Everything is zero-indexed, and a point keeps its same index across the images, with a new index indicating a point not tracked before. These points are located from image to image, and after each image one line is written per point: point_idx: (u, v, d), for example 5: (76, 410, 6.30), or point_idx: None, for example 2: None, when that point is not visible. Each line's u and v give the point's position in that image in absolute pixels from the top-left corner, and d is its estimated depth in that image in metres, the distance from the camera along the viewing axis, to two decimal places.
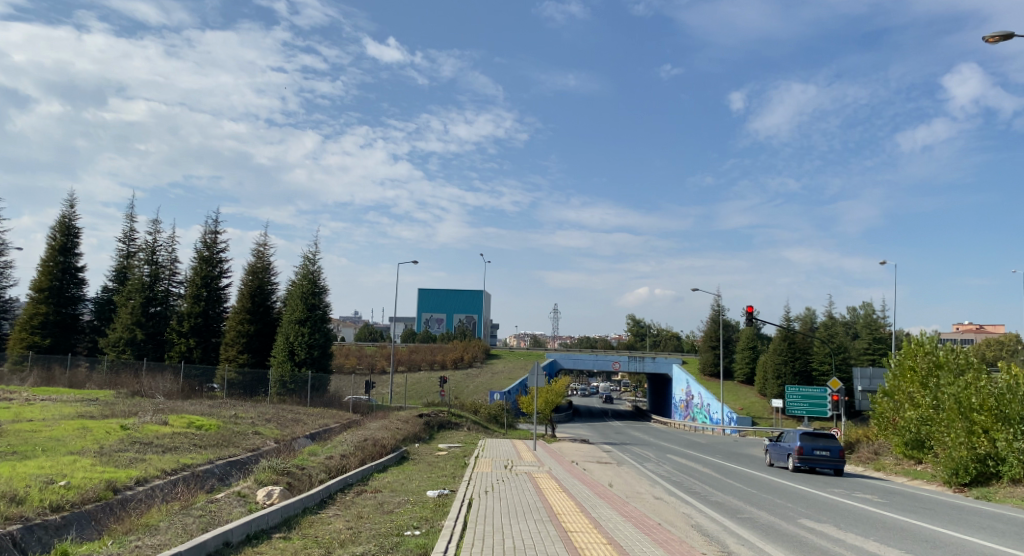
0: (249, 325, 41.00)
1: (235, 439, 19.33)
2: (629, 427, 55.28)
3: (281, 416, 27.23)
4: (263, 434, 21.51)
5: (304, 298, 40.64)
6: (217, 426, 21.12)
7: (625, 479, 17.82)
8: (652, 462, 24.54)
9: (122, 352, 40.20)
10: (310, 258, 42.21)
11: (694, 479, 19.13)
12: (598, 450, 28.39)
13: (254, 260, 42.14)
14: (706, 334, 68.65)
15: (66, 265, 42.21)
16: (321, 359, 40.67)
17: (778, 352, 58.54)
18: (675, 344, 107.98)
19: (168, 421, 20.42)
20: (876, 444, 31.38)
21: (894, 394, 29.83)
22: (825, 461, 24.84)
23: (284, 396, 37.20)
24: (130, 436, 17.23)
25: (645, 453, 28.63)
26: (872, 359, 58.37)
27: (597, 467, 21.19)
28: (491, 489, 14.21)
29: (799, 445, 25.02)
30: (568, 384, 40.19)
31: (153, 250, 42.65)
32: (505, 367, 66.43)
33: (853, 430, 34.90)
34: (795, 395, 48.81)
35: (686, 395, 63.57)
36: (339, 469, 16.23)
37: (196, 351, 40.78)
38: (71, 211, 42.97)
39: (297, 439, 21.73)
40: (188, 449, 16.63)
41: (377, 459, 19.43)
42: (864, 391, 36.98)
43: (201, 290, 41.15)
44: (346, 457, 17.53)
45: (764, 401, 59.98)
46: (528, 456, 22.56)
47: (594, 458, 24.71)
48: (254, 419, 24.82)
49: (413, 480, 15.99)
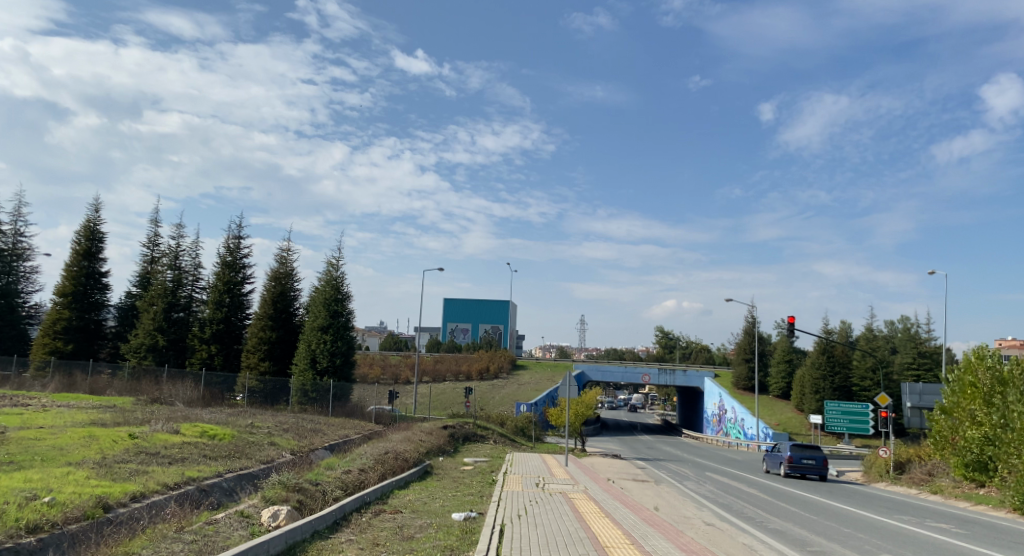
0: (272, 331, 40.12)
1: (249, 450, 18.18)
2: (660, 442, 53.52)
3: (300, 426, 26.07)
4: (279, 444, 20.34)
5: (327, 304, 39.72)
6: (231, 436, 19.99)
7: (670, 501, 16.34)
8: (692, 481, 22.94)
9: (143, 358, 39.42)
10: (334, 264, 41.24)
11: (743, 502, 17.64)
12: (632, 467, 26.87)
13: (277, 266, 41.25)
14: (740, 347, 66.52)
15: (90, 270, 41.66)
16: (344, 367, 39.54)
17: (816, 366, 56.34)
18: (705, 357, 105.46)
19: (180, 430, 19.31)
20: (930, 465, 29.65)
21: (953, 411, 28.02)
22: (811, 467, 29.48)
23: (305, 405, 36.16)
24: (137, 446, 16.11)
25: (682, 471, 27.03)
26: (917, 375, 55.73)
27: (634, 486, 19.72)
28: (525, 512, 12.88)
29: (790, 455, 28.80)
30: (598, 397, 38.74)
31: (176, 256, 42.01)
32: (532, 378, 65.00)
33: (903, 449, 33.08)
34: (835, 411, 46.73)
35: (719, 410, 61.60)
36: (357, 486, 14.94)
37: (217, 357, 39.88)
38: (95, 215, 42.47)
39: (315, 451, 20.51)
40: (197, 461, 15.48)
41: (398, 473, 18.12)
42: (914, 408, 35.05)
43: (224, 296, 40.38)
44: (364, 472, 16.27)
45: (801, 416, 57.87)
46: (560, 473, 21.13)
47: (630, 475, 23.22)
48: (272, 428, 23.69)
49: (437, 499, 14.65)
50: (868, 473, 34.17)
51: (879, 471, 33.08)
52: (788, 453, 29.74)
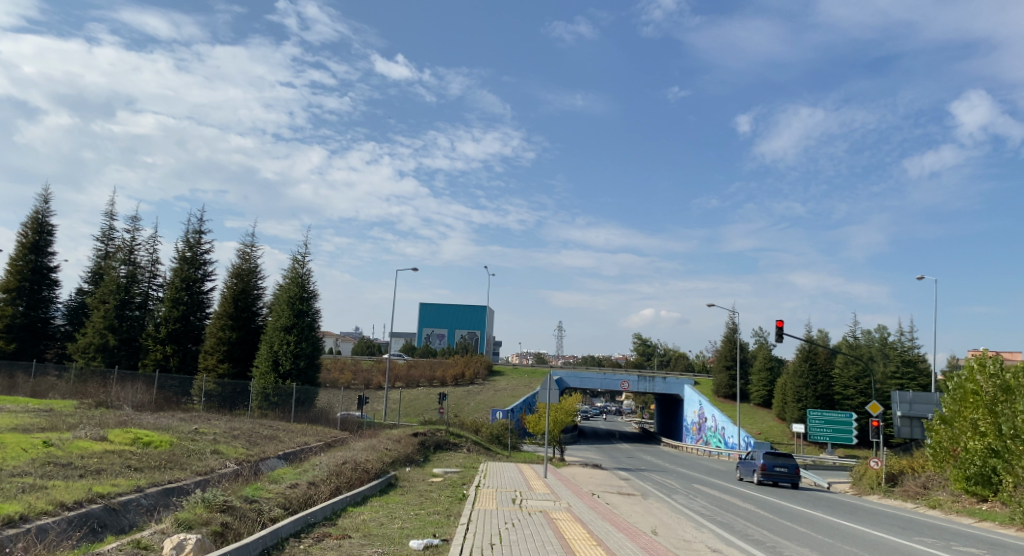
0: (231, 331, 37.61)
1: (186, 460, 15.92)
2: (640, 451, 51.67)
3: (254, 432, 23.80)
4: (224, 453, 18.07)
5: (291, 303, 37.41)
6: (169, 443, 17.66)
7: (665, 521, 14.42)
8: (682, 495, 21.06)
9: (92, 359, 36.73)
10: (299, 261, 38.99)
11: (744, 520, 15.84)
12: (613, 478, 24.94)
13: (239, 262, 38.86)
14: (721, 354, 64.89)
15: (38, 265, 38.99)
16: (308, 371, 37.25)
17: (798, 374, 54.94)
18: (683, 365, 104.09)
19: (108, 437, 16.92)
20: (926, 477, 28.13)
21: (953, 421, 26.30)
22: (785, 477, 27.95)
23: (266, 410, 33.88)
24: (46, 455, 13.75)
25: (668, 482, 25.19)
26: (901, 383, 54.20)
27: (621, 501, 17.75)
28: (499, 540, 10.63)
29: (762, 463, 28.18)
30: (578, 403, 36.79)
31: (131, 251, 39.47)
32: (509, 384, 62.81)
33: (894, 460, 31.45)
34: (818, 420, 45.26)
35: (699, 418, 59.93)
36: (303, 502, 12.74)
37: (172, 359, 37.38)
38: (45, 206, 39.79)
39: (265, 461, 18.27)
40: (116, 473, 13.22)
41: (355, 487, 15.98)
42: (904, 418, 33.44)
43: (181, 294, 37.98)
44: (314, 486, 14.08)
45: (784, 426, 56.34)
46: (538, 486, 19.07)
47: (614, 488, 21.20)
48: (220, 435, 21.33)
49: (396, 519, 12.54)
50: (859, 484, 32.60)
51: (870, 484, 31.48)
52: (761, 462, 28.49)
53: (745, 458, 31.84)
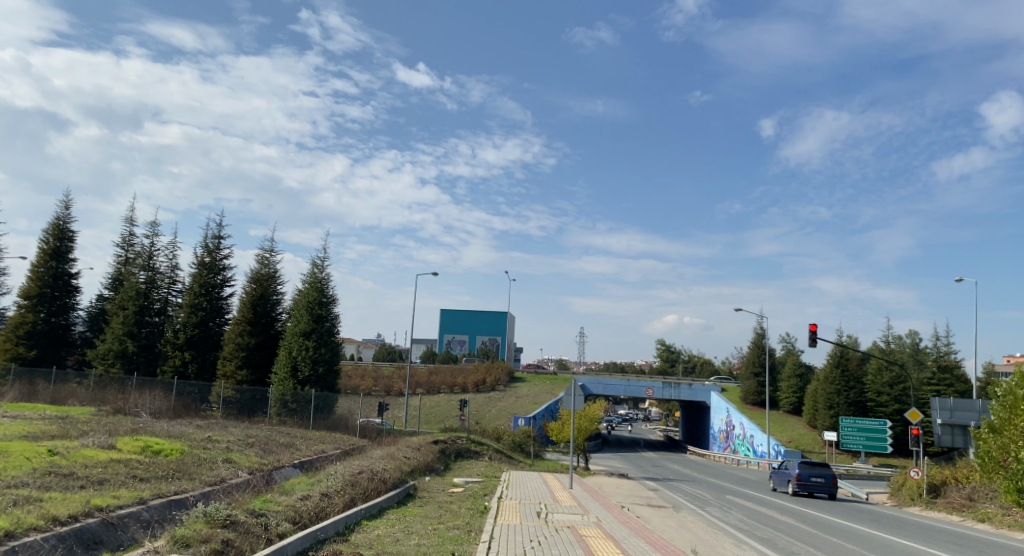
0: (250, 337, 37.11)
1: (196, 470, 15.21)
2: (666, 460, 50.52)
3: (270, 440, 23.11)
4: (237, 462, 17.35)
5: (310, 308, 36.88)
6: (180, 451, 16.95)
7: (703, 540, 13.50)
8: (716, 507, 20.03)
9: (111, 366, 36.40)
10: (319, 265, 38.46)
11: (788, 538, 14.89)
12: (642, 489, 23.92)
13: (258, 267, 38.41)
14: (748, 360, 63.34)
15: (59, 271, 38.80)
16: (327, 377, 36.65)
17: (829, 380, 53.34)
18: (708, 372, 102.33)
19: (117, 445, 16.24)
20: (971, 489, 26.84)
21: (1003, 429, 24.95)
22: (821, 487, 26.75)
23: (285, 417, 33.34)
24: (48, 465, 13.09)
25: (700, 493, 24.15)
26: (937, 390, 52.34)
27: (653, 514, 16.85)
28: None
29: (797, 472, 27.02)
30: (603, 410, 35.77)
31: (151, 256, 39.16)
32: (531, 391, 61.85)
33: (936, 470, 30.07)
34: (851, 427, 43.91)
35: (726, 425, 58.53)
36: (314, 515, 11.94)
37: (191, 365, 36.96)
38: (66, 213, 39.61)
39: (279, 470, 17.55)
40: (120, 484, 12.51)
41: (372, 498, 15.20)
42: (944, 426, 31.99)
43: (200, 300, 37.58)
44: (327, 498, 13.28)
45: (814, 434, 54.83)
46: (565, 497, 18.19)
47: (644, 500, 20.18)
48: (234, 443, 20.62)
49: (412, 535, 11.69)
50: (898, 495, 31.26)
51: (910, 495, 30.15)
52: (795, 471, 27.29)
53: (777, 468, 30.61)
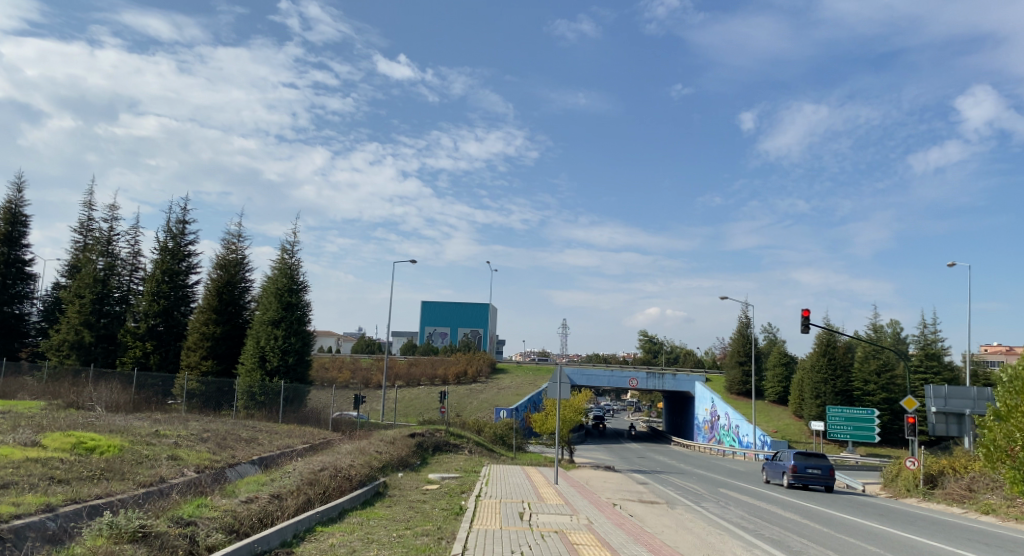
0: (215, 326, 35.08)
1: (131, 469, 13.32)
2: (651, 452, 49.05)
3: (229, 434, 21.20)
4: (183, 459, 15.44)
5: (279, 294, 35.01)
6: (118, 448, 15.04)
7: (707, 543, 11.85)
8: (713, 502, 18.45)
9: (66, 358, 34.23)
10: (288, 251, 36.50)
11: (801, 539, 13.31)
12: (630, 483, 22.35)
13: (224, 253, 36.40)
14: (734, 350, 61.99)
15: (10, 258, 36.49)
16: (297, 368, 34.78)
17: (816, 369, 52.14)
18: (692, 362, 101.29)
19: (42, 442, 14.25)
20: (973, 479, 25.57)
21: (1008, 416, 23.54)
22: (818, 479, 25.29)
23: (252, 410, 31.45)
24: None
25: (693, 487, 22.60)
26: (925, 378, 51.24)
27: (648, 513, 15.23)
28: None
29: (792, 465, 25.59)
30: (588, 401, 34.25)
31: (109, 242, 36.94)
32: (513, 382, 60.16)
33: (932, 459, 28.76)
34: (839, 417, 42.48)
35: (711, 416, 57.30)
36: (257, 521, 10.16)
37: (153, 356, 34.94)
38: (18, 196, 37.28)
39: (232, 468, 15.71)
40: (30, 488, 10.65)
41: (331, 500, 13.40)
42: (939, 414, 30.68)
43: (163, 287, 35.55)
44: (277, 501, 11.49)
45: (801, 423, 53.73)
46: (548, 494, 16.53)
47: (635, 496, 18.57)
48: (185, 438, 18.68)
49: (373, 544, 9.90)
50: (892, 485, 30.00)
51: (906, 486, 28.77)
52: (790, 463, 25.82)
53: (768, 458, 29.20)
